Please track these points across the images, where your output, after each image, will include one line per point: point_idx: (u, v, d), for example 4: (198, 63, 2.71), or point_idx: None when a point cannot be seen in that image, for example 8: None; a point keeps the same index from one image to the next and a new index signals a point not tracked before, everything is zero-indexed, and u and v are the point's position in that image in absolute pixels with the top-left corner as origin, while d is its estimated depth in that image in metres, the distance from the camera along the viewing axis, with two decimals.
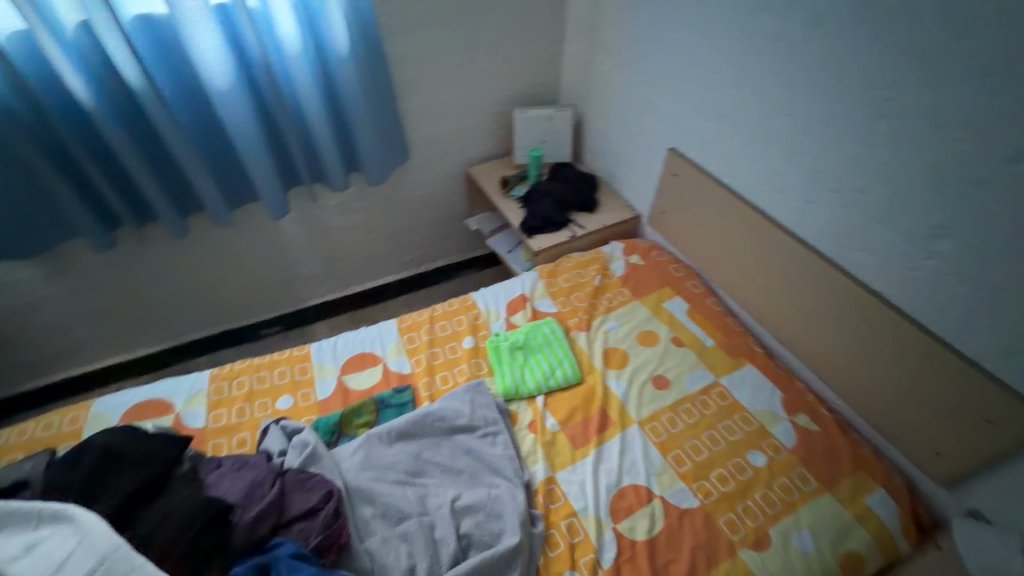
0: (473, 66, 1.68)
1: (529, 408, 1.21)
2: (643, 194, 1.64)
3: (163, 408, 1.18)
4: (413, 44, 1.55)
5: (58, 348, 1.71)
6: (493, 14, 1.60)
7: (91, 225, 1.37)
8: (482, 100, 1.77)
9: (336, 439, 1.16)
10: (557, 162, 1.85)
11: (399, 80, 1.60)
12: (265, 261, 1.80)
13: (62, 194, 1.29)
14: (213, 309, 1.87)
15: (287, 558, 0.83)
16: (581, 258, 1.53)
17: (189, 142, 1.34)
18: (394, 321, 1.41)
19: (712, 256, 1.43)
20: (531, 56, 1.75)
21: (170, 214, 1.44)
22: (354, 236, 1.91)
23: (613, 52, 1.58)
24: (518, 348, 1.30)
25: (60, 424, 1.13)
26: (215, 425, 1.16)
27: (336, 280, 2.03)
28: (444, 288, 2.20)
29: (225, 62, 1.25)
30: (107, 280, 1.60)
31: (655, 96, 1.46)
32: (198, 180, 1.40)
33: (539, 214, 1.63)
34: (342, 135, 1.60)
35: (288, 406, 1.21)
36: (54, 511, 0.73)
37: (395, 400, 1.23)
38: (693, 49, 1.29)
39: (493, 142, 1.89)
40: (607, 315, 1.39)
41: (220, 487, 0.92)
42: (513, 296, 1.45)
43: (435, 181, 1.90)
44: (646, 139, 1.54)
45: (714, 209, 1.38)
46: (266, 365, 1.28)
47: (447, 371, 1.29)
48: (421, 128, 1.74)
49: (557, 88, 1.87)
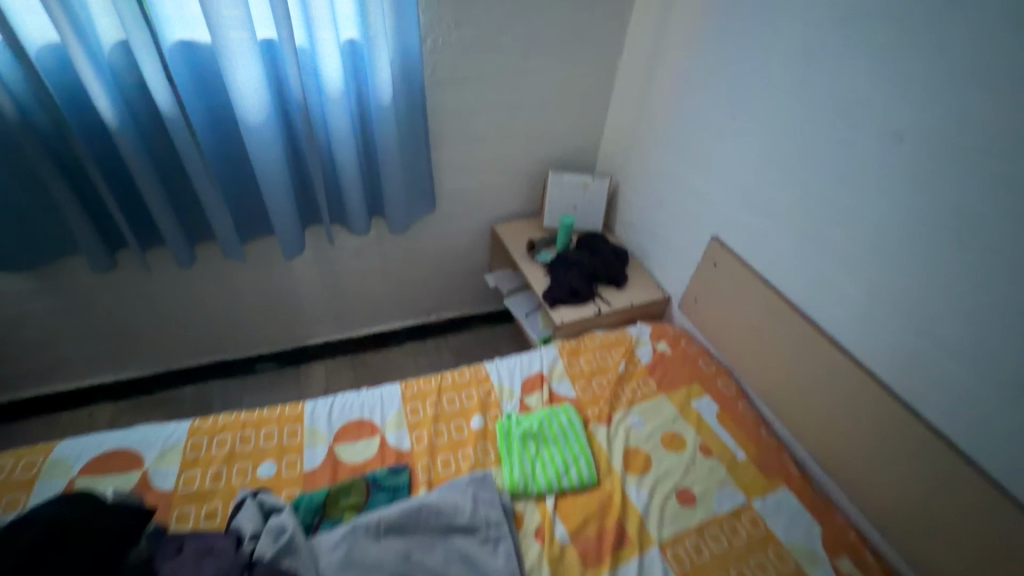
0: (513, 125, 1.64)
1: (537, 511, 1.09)
2: (676, 276, 1.56)
3: (129, 462, 1.05)
4: (456, 97, 1.52)
5: (36, 365, 1.60)
6: (540, 77, 1.57)
7: (94, 245, 1.29)
8: (517, 159, 1.72)
9: (319, 522, 1.02)
10: (587, 230, 1.78)
11: (436, 131, 1.56)
12: (270, 295, 1.71)
13: (69, 211, 1.22)
14: (208, 339, 1.76)
15: None
16: (606, 340, 1.43)
17: (211, 171, 1.28)
18: (399, 386, 1.29)
19: (748, 357, 1.33)
20: (572, 122, 1.71)
21: (180, 242, 1.36)
22: (366, 279, 1.83)
23: (658, 130, 1.54)
24: (530, 437, 1.19)
25: (11, 470, 1.00)
26: (186, 490, 1.03)
27: (341, 321, 1.93)
28: (452, 342, 2.09)
29: (262, 97, 1.20)
30: (101, 300, 1.50)
31: (699, 180, 1.41)
32: (215, 211, 1.33)
33: (565, 284, 1.54)
34: (370, 179, 1.54)
35: (269, 475, 1.09)
36: None
37: (388, 481, 1.10)
38: (748, 141, 1.24)
39: (522, 201, 1.83)
40: (629, 409, 1.28)
41: None
42: (530, 374, 1.34)
43: (458, 233, 1.83)
44: (686, 222, 1.48)
45: (755, 307, 1.29)
46: (252, 423, 1.16)
47: (450, 454, 1.17)
48: (452, 181, 1.68)
49: (594, 155, 1.83)
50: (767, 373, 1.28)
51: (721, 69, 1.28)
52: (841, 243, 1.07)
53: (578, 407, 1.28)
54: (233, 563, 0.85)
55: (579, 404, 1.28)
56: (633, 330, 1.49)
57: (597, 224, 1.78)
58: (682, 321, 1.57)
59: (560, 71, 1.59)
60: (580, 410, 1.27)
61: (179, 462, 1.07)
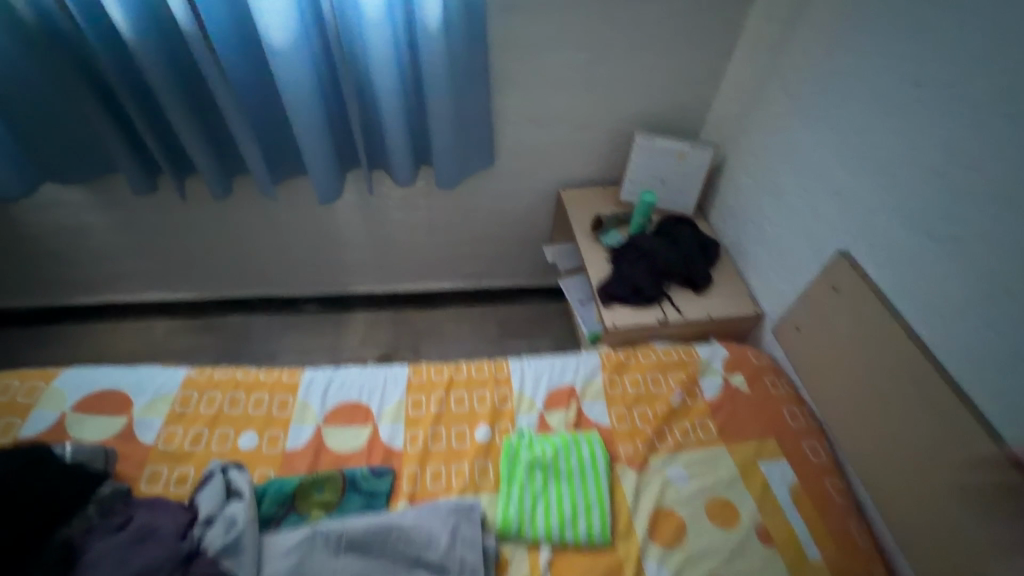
0: (598, 71, 1.30)
1: (526, 562, 0.89)
2: (777, 290, 1.19)
3: (120, 406, 1.02)
4: (528, 29, 1.21)
5: (105, 273, 1.68)
6: (642, 7, 1.20)
7: (130, 169, 1.25)
8: (600, 113, 1.39)
9: (283, 514, 0.92)
10: (673, 211, 1.43)
11: (500, 71, 1.28)
12: (312, 239, 1.62)
13: (102, 132, 1.16)
14: (255, 272, 1.74)
15: None
16: (664, 359, 1.14)
17: (239, 102, 1.14)
18: (406, 371, 1.13)
19: (856, 423, 0.98)
20: (678, 70, 1.33)
21: (212, 174, 1.28)
22: (413, 234, 1.66)
23: (794, 92, 1.12)
24: (540, 468, 0.97)
25: (15, 393, 1.01)
26: (165, 447, 0.98)
27: (386, 274, 1.81)
28: (500, 312, 1.92)
29: (286, 18, 1.00)
30: (151, 222, 1.50)
31: (839, 170, 1.00)
32: (243, 146, 1.21)
33: (627, 280, 1.24)
34: (418, 124, 1.32)
35: (249, 448, 1.00)
36: None
37: (367, 484, 0.96)
38: (933, 123, 0.81)
39: (599, 165, 1.51)
40: (672, 456, 1.01)
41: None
42: (559, 385, 1.11)
43: (518, 195, 1.57)
44: (807, 223, 1.09)
45: (884, 362, 0.92)
46: (245, 385, 1.07)
47: (442, 466, 1.00)
48: (515, 134, 1.41)
49: (701, 117, 1.43)
50: (882, 453, 0.93)
51: (914, 5, 0.84)
52: None
53: (608, 440, 1.03)
54: (167, 555, 0.79)
55: (610, 437, 1.04)
56: (703, 351, 1.17)
57: (687, 205, 1.42)
58: (774, 348, 1.21)
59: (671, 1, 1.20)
60: (609, 445, 1.02)
61: (164, 414, 1.02)
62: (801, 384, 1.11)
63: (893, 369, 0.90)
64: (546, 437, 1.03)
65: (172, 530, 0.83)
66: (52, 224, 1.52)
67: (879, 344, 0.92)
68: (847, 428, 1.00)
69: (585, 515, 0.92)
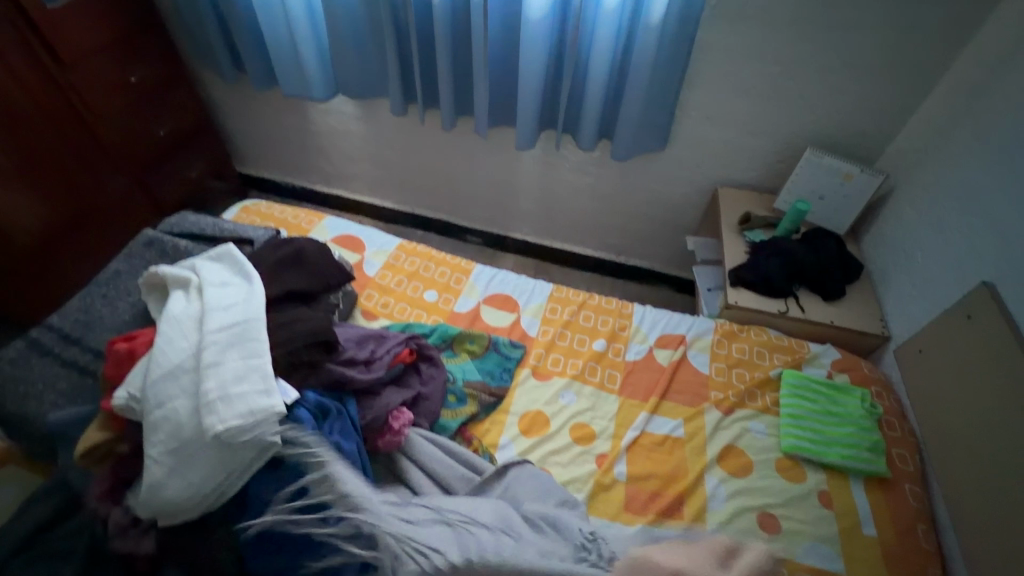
0: (786, 85, 1.44)
1: (609, 442, 1.11)
2: (909, 316, 1.25)
3: (358, 246, 1.44)
4: (732, 36, 1.39)
5: (342, 172, 2.23)
6: (846, 32, 1.31)
7: (397, 94, 1.71)
8: (777, 123, 1.52)
9: (443, 348, 1.24)
10: (824, 228, 1.52)
11: (696, 69, 1.48)
12: (496, 180, 1.99)
13: (391, 63, 1.63)
14: (443, 198, 2.16)
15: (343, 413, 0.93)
16: (774, 340, 1.27)
17: (487, 57, 1.51)
18: (551, 286, 1.41)
19: (956, 443, 1.02)
20: (868, 99, 1.41)
21: (448, 107, 1.67)
22: (576, 197, 1.94)
23: (977, 130, 1.16)
24: (814, 396, 1.16)
25: (301, 220, 1.49)
26: (378, 280, 1.37)
27: (542, 227, 2.11)
28: (628, 287, 2.12)
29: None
30: (390, 137, 1.99)
31: (1007, 209, 1.03)
32: (479, 91, 1.58)
33: (759, 269, 1.37)
34: (613, 102, 1.58)
35: (430, 299, 1.36)
36: (249, 273, 0.98)
37: (504, 350, 1.25)
38: None
39: (761, 173, 1.64)
40: (757, 414, 1.15)
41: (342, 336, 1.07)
42: (672, 332, 1.30)
43: (678, 183, 1.76)
44: (958, 254, 1.13)
45: (993, 387, 0.96)
46: (436, 260, 1.45)
47: (562, 357, 1.26)
48: (691, 127, 1.60)
49: (880, 148, 1.48)
50: (974, 474, 0.97)
51: None
52: None
53: None
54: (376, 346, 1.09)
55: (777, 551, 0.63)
56: (814, 347, 1.29)
57: (840, 225, 1.49)
58: (891, 371, 1.26)
59: (876, 29, 1.29)
60: None
61: (383, 261, 1.42)
62: (910, 404, 1.17)
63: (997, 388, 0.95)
64: (821, 388, 1.18)
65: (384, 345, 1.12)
66: (325, 126, 2.08)
67: (996, 362, 0.96)
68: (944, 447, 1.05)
69: (791, 407, 1.13)
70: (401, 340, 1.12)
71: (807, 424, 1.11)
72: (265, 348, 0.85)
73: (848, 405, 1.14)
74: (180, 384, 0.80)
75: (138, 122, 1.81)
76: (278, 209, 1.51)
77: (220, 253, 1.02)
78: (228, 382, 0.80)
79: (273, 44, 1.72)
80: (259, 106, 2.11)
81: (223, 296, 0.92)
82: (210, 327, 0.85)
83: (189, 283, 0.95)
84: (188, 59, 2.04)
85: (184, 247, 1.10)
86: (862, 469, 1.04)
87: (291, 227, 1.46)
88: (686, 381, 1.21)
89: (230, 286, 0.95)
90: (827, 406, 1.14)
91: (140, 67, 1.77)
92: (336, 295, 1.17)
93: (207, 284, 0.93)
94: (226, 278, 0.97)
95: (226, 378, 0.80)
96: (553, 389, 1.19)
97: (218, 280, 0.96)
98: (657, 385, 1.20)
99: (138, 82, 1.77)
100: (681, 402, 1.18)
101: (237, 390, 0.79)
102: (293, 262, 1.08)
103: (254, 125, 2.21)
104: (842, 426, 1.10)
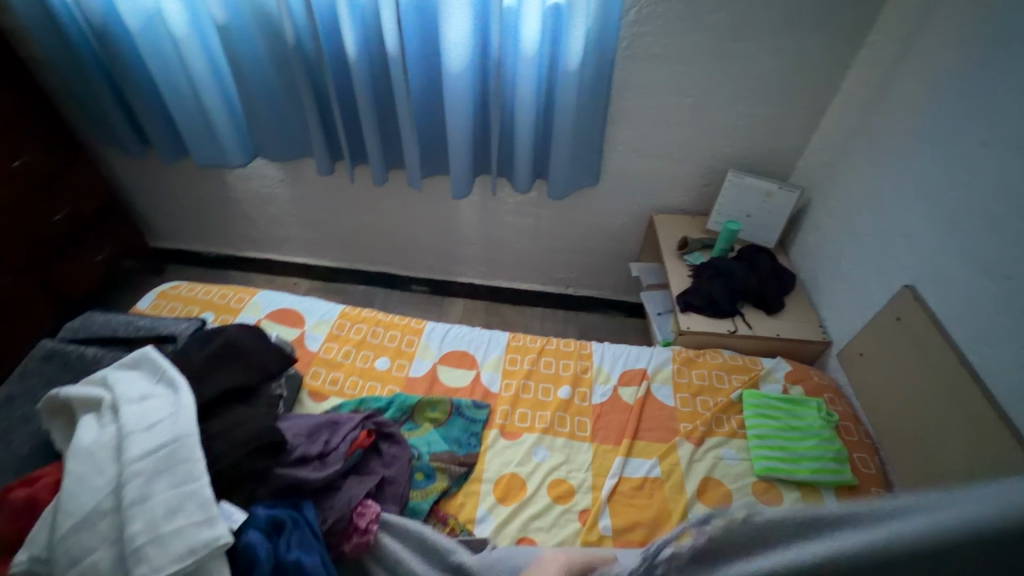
0: (701, 114, 1.52)
1: (589, 496, 1.07)
2: (844, 320, 1.32)
3: (297, 320, 1.35)
4: (646, 74, 1.46)
5: (271, 236, 2.10)
6: (748, 64, 1.41)
7: (323, 154, 1.64)
8: (699, 150, 1.60)
9: (404, 421, 1.16)
10: (755, 243, 1.59)
11: (618, 106, 1.53)
12: (436, 228, 1.95)
13: (312, 123, 1.57)
14: (382, 251, 2.09)
15: (300, 522, 0.84)
16: (730, 361, 1.30)
17: (412, 110, 1.49)
18: (507, 335, 1.38)
19: (908, 440, 1.06)
20: (775, 121, 1.51)
21: (378, 162, 1.63)
22: (519, 237, 1.93)
23: (874, 144, 1.27)
24: (774, 413, 1.18)
25: (229, 299, 1.37)
26: (324, 355, 1.28)
27: (488, 269, 2.08)
28: (581, 318, 2.13)
29: (465, 50, 1.34)
30: (319, 196, 1.91)
31: (913, 214, 1.12)
32: (408, 145, 1.55)
33: (704, 292, 1.41)
34: (543, 144, 1.60)
35: (383, 368, 1.28)
36: (172, 378, 0.87)
37: (468, 413, 1.19)
38: (1000, 177, 0.93)
39: (691, 197, 1.71)
40: (726, 440, 1.16)
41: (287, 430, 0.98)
42: (633, 367, 1.30)
43: (616, 214, 1.80)
44: (878, 259, 1.21)
45: (933, 384, 1.01)
46: (384, 324, 1.38)
47: (529, 410, 1.21)
48: (620, 160, 1.65)
49: (791, 164, 1.59)
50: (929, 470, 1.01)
51: (981, 79, 0.99)
52: None
53: None
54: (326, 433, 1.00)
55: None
56: (767, 362, 1.33)
57: (768, 239, 1.57)
58: (838, 374, 1.32)
59: (773, 59, 1.40)
60: None
61: (326, 332, 1.33)
62: (860, 406, 1.21)
63: (945, 392, 0.98)
64: (780, 404, 1.21)
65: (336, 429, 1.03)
66: (247, 191, 1.96)
67: (942, 368, 0.99)
68: (900, 448, 1.08)
69: (756, 428, 1.16)
70: (356, 422, 1.03)
71: (773, 442, 1.13)
72: (199, 468, 0.75)
73: (807, 417, 1.18)
74: (98, 531, 0.69)
75: (28, 210, 1.61)
76: (202, 290, 1.39)
77: (136, 359, 0.91)
78: (158, 519, 0.70)
79: (178, 112, 1.61)
80: (170, 177, 1.96)
81: (144, 412, 0.81)
82: (130, 456, 0.74)
83: (101, 401, 0.83)
84: (82, 134, 1.87)
85: (92, 356, 0.97)
86: (832, 480, 1.07)
87: (218, 309, 1.34)
88: (654, 417, 1.20)
89: (150, 398, 0.84)
90: (788, 421, 1.17)
91: (26, 150, 1.59)
92: (278, 383, 1.07)
93: (120, 401, 0.82)
94: (144, 388, 0.86)
95: (155, 514, 0.70)
96: (524, 448, 1.14)
97: (135, 393, 0.84)
98: (627, 425, 1.18)
99: (25, 167, 1.58)
100: (653, 439, 1.16)
101: (170, 528, 0.69)
102: (225, 356, 0.98)
103: (166, 197, 2.05)
104: (805, 440, 1.13)
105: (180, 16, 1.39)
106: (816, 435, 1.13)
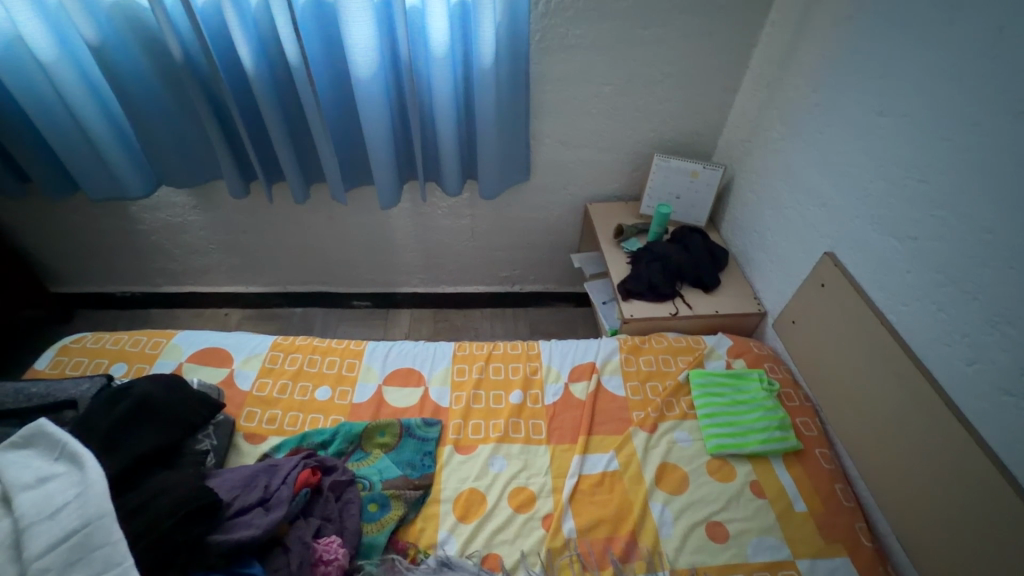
0: (621, 102, 1.53)
1: (550, 500, 1.02)
2: (777, 290, 1.35)
3: (223, 359, 1.25)
4: (566, 66, 1.45)
5: (191, 267, 1.94)
6: (660, 47, 1.42)
7: (234, 175, 1.52)
8: (622, 139, 1.61)
9: (351, 451, 1.08)
10: (688, 225, 1.63)
11: (537, 100, 1.51)
12: (369, 241, 1.86)
13: (216, 144, 1.45)
14: (316, 270, 1.97)
15: None
16: (675, 342, 1.32)
17: (325, 121, 1.40)
18: (452, 345, 1.33)
19: (838, 401, 1.10)
20: (692, 104, 1.55)
21: (296, 178, 1.53)
22: (457, 239, 1.87)
23: (785, 120, 1.31)
24: (722, 392, 1.19)
25: (143, 346, 1.26)
26: (258, 393, 1.19)
27: (429, 276, 2.00)
28: (530, 314, 2.09)
29: (373, 54, 1.26)
30: (239, 219, 1.78)
31: (825, 182, 1.17)
32: (323, 152, 1.45)
33: (644, 279, 1.42)
34: (468, 142, 1.55)
35: (324, 398, 1.19)
36: (74, 453, 0.78)
37: (418, 432, 1.11)
38: (895, 141, 0.97)
39: (623, 184, 1.73)
40: (679, 422, 1.16)
41: (217, 486, 0.91)
42: (581, 362, 1.29)
43: (555, 207, 1.79)
44: (800, 231, 1.26)
45: (862, 346, 1.04)
46: (321, 350, 1.29)
47: (482, 421, 1.16)
48: (549, 154, 1.64)
49: (712, 142, 1.64)
50: (862, 429, 1.04)
51: (874, 49, 1.03)
52: (993, 295, 0.80)
53: None
54: (264, 489, 0.91)
55: None
56: (709, 340, 1.35)
57: (699, 218, 1.62)
58: (775, 343, 1.36)
59: (691, 47, 1.42)
60: None
61: (258, 368, 1.24)
62: (831, 425, 1.15)
63: (972, 496, 0.82)
64: (722, 376, 1.23)
65: (283, 471, 0.96)
66: (155, 222, 1.80)
67: (945, 458, 0.87)
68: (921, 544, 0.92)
69: (702, 405, 1.17)
70: (297, 461, 0.98)
71: (720, 418, 1.14)
72: (120, 550, 0.69)
73: (750, 389, 1.20)
74: None
75: None
76: (111, 339, 1.27)
77: (30, 434, 0.80)
78: None
79: (62, 147, 1.47)
80: (63, 217, 1.78)
81: (44, 498, 0.72)
82: (33, 552, 0.66)
83: None
84: None
85: None
86: (782, 448, 1.08)
87: (131, 359, 1.22)
88: (607, 410, 1.18)
89: (49, 480, 0.75)
90: (735, 398, 1.18)
91: None
92: (202, 435, 1.00)
93: (13, 491, 0.72)
94: (41, 469, 0.76)
95: None
96: (479, 460, 1.08)
97: (29, 478, 0.74)
98: (581, 422, 1.15)
99: None
100: (608, 433, 1.14)
101: None
102: (138, 416, 0.89)
103: (60, 238, 1.85)
104: (750, 412, 1.14)
105: (44, 40, 1.24)
106: (762, 404, 1.15)
